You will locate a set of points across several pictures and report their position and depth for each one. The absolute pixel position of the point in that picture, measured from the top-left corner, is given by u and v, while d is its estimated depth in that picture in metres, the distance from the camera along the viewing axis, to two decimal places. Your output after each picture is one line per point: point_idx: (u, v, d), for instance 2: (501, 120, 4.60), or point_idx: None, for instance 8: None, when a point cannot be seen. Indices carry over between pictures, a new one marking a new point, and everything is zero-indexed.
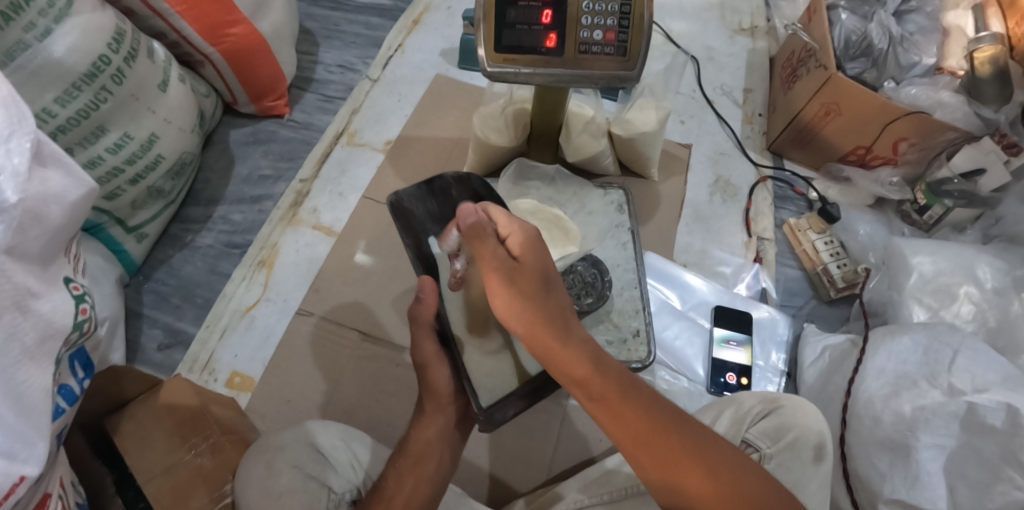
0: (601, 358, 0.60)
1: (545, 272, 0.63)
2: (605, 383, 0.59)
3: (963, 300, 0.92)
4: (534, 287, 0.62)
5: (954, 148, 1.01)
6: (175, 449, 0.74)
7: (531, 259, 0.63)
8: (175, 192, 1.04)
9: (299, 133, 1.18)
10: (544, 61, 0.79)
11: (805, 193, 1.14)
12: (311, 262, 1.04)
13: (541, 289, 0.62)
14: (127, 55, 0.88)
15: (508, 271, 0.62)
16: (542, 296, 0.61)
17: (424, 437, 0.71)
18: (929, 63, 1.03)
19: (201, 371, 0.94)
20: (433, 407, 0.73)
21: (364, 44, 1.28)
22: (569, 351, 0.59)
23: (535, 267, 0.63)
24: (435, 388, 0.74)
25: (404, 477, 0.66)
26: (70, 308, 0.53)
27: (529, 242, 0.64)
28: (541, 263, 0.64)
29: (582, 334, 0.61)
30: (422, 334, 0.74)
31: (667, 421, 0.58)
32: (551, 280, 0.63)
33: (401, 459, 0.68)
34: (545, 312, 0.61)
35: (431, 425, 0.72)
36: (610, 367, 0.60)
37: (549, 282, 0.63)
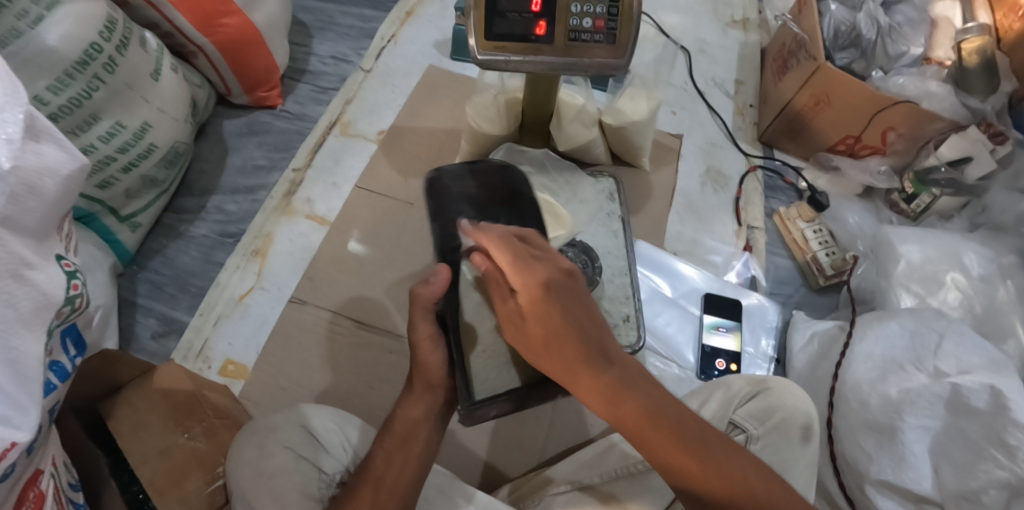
0: (624, 387, 0.59)
1: (550, 327, 0.59)
2: (630, 412, 0.58)
3: (950, 287, 0.93)
4: (540, 335, 0.59)
5: (941, 137, 1.02)
6: (170, 432, 0.74)
7: (533, 316, 0.59)
8: (168, 181, 1.05)
9: (293, 124, 1.18)
10: (535, 49, 0.80)
11: (795, 183, 1.15)
12: (305, 250, 1.05)
13: (550, 334, 0.59)
14: (119, 44, 0.89)
15: (517, 330, 0.62)
16: (548, 353, 0.60)
17: (410, 417, 0.69)
18: (917, 53, 1.04)
19: (195, 359, 0.95)
20: (419, 389, 0.71)
21: (357, 35, 1.29)
22: (586, 387, 0.59)
23: (539, 324, 0.59)
24: (423, 371, 0.71)
25: (390, 461, 0.65)
26: (62, 283, 0.53)
27: (532, 298, 0.59)
28: (549, 310, 0.59)
29: (603, 371, 0.59)
30: (419, 318, 0.70)
31: (692, 446, 0.58)
32: (555, 335, 0.59)
33: (389, 440, 0.67)
34: (555, 355, 0.59)
35: (416, 406, 0.70)
36: (635, 393, 0.59)
37: (552, 338, 0.59)
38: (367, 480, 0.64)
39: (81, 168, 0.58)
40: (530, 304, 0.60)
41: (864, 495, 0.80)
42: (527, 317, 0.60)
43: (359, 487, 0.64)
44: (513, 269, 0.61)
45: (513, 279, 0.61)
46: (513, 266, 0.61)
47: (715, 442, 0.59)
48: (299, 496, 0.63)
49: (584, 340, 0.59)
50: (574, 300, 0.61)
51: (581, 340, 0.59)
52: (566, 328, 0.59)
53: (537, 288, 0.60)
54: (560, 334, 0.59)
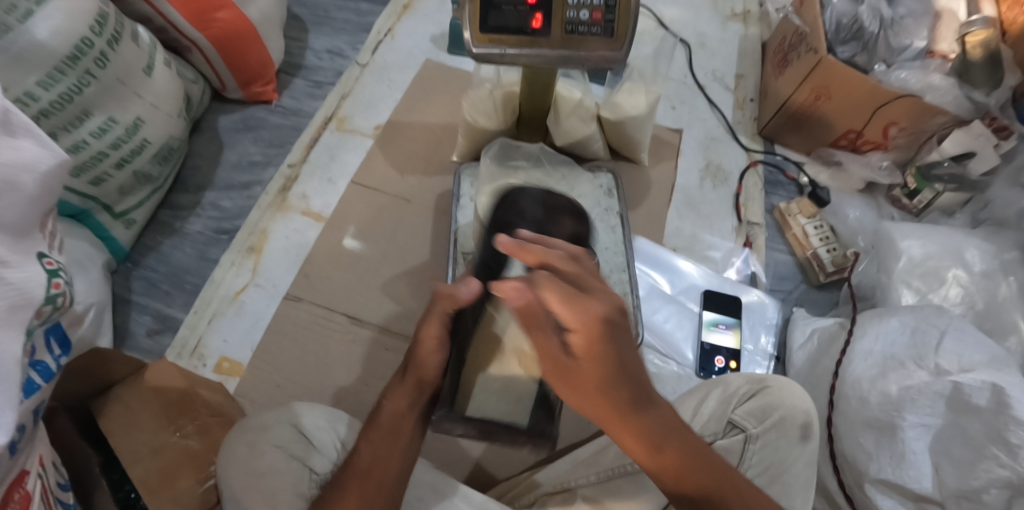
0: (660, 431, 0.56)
1: (601, 374, 0.52)
2: (661, 454, 0.56)
3: (951, 283, 0.92)
4: (588, 386, 0.53)
5: (944, 132, 1.01)
6: (162, 430, 0.74)
7: (585, 360, 0.52)
8: (163, 178, 1.04)
9: (288, 119, 1.17)
10: (531, 41, 0.79)
11: (796, 178, 1.14)
12: (301, 247, 1.04)
13: (599, 386, 0.53)
14: (111, 39, 0.88)
15: (561, 371, 0.53)
16: (594, 398, 0.53)
17: (395, 411, 0.67)
18: (920, 46, 1.01)
19: (190, 356, 0.94)
20: (406, 385, 0.69)
21: (353, 29, 1.28)
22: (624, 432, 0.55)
23: (590, 370, 0.52)
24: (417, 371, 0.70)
25: (375, 453, 0.64)
26: (42, 281, 0.52)
27: (590, 341, 0.51)
28: (601, 364, 0.52)
29: (644, 417, 0.55)
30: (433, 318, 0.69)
31: (716, 490, 0.57)
32: (607, 386, 0.53)
33: (374, 431, 0.65)
34: (602, 404, 0.54)
35: (402, 401, 0.68)
36: (669, 436, 0.57)
37: (602, 385, 0.52)
38: (353, 472, 0.62)
39: (61, 166, 0.56)
40: (586, 348, 0.51)
41: (863, 493, 0.79)
42: (578, 360, 0.52)
43: (345, 479, 0.62)
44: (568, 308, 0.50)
45: (568, 316, 0.50)
46: (568, 303, 0.50)
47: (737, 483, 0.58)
48: (289, 497, 0.62)
49: (630, 388, 0.54)
50: (629, 342, 0.53)
51: (629, 388, 0.54)
52: (618, 379, 0.53)
53: (597, 332, 0.51)
54: (612, 385, 0.53)
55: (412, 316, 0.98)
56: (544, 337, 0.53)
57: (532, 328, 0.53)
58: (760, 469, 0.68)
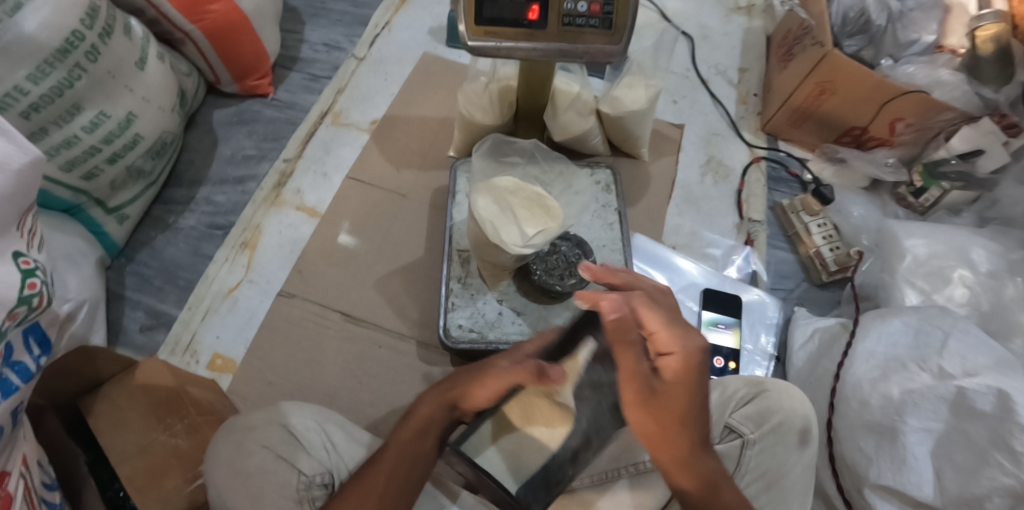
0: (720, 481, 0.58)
1: (688, 406, 0.56)
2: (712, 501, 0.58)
3: (956, 284, 0.90)
4: (670, 415, 0.56)
5: (952, 129, 0.99)
6: (151, 429, 0.73)
7: (674, 388, 0.56)
8: (156, 172, 1.03)
9: (283, 112, 1.16)
10: (526, 34, 0.77)
11: (799, 175, 1.12)
12: (295, 243, 1.02)
13: (681, 419, 0.56)
14: (102, 32, 0.86)
15: (648, 399, 0.56)
16: (672, 432, 0.56)
17: (422, 417, 0.66)
18: (929, 40, 1.00)
19: (182, 353, 0.93)
20: (440, 389, 0.68)
21: (350, 21, 1.26)
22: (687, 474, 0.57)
23: (676, 400, 0.56)
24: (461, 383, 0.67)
25: (396, 454, 0.64)
26: (14, 283, 0.53)
27: (684, 367, 0.56)
28: (688, 394, 0.56)
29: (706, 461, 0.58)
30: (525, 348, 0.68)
31: None
32: (688, 418, 0.56)
33: (398, 434, 0.65)
34: (677, 437, 0.56)
35: (431, 405, 0.67)
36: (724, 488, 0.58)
37: (684, 418, 0.56)
38: (371, 472, 0.63)
39: (36, 164, 0.57)
40: (678, 375, 0.56)
41: (863, 498, 0.78)
42: (667, 388, 0.56)
43: (361, 479, 0.62)
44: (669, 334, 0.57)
45: (666, 341, 0.57)
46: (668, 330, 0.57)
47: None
48: (276, 499, 0.62)
49: (704, 430, 0.57)
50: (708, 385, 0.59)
51: (703, 432, 0.57)
52: (698, 414, 0.56)
53: (690, 362, 0.56)
54: (693, 419, 0.56)
55: (407, 313, 0.97)
56: (636, 357, 0.56)
57: (624, 347, 0.56)
58: (757, 474, 0.67)
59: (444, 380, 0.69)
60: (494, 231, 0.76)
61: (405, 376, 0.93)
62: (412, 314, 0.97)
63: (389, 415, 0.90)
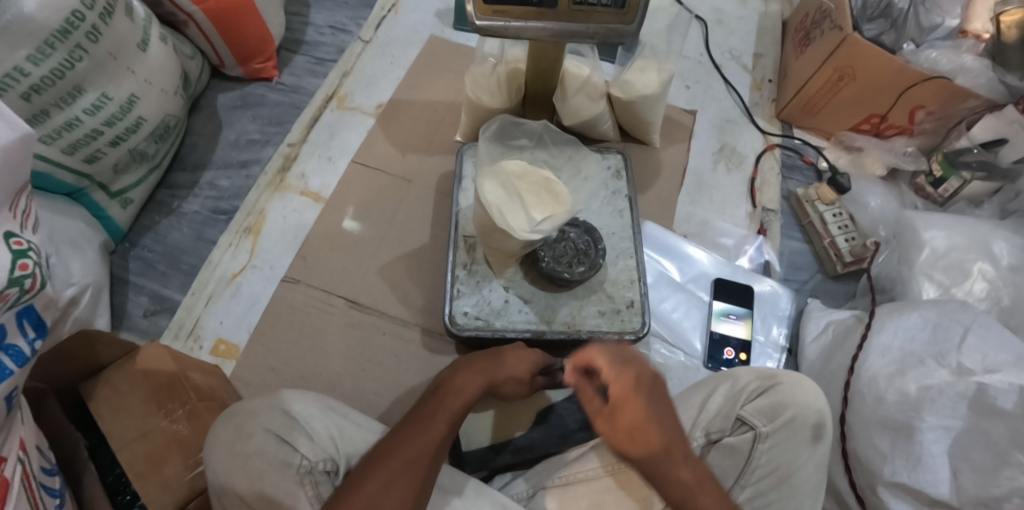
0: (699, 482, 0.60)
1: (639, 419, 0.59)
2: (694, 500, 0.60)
3: (976, 277, 0.88)
4: (631, 431, 0.58)
5: (974, 117, 0.96)
6: (151, 415, 0.72)
7: (622, 407, 0.59)
8: (159, 156, 1.02)
9: (288, 97, 1.14)
10: (536, 13, 0.74)
11: (815, 163, 1.09)
12: (298, 228, 1.01)
13: (642, 432, 0.58)
14: (103, 12, 0.84)
15: (606, 424, 0.60)
16: (638, 444, 0.59)
17: (467, 390, 0.68)
18: (952, 25, 0.95)
19: (186, 338, 0.92)
20: (480, 365, 0.71)
21: (356, 4, 1.25)
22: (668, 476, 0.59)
23: (631, 415, 0.59)
24: (505, 367, 0.72)
25: (446, 420, 0.65)
26: (4, 264, 0.52)
27: (624, 388, 0.59)
28: (641, 410, 0.59)
29: (678, 463, 0.60)
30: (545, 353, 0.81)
31: None
32: (647, 431, 0.58)
33: (446, 403, 0.66)
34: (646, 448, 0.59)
35: (477, 381, 0.69)
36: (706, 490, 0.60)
37: (642, 432, 0.58)
38: (422, 432, 0.63)
39: (26, 141, 0.56)
40: (624, 399, 0.59)
41: (876, 495, 0.76)
42: (619, 410, 0.59)
43: (413, 437, 0.62)
44: (608, 365, 0.61)
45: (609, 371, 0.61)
46: (607, 362, 0.61)
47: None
48: (276, 480, 0.60)
49: (664, 435, 0.59)
50: (664, 403, 0.61)
51: (667, 440, 0.59)
52: (657, 426, 0.59)
53: (628, 383, 0.60)
54: (652, 430, 0.58)
55: (411, 300, 0.96)
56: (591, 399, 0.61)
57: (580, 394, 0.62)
58: (768, 469, 0.65)
59: (482, 355, 0.73)
60: (501, 218, 0.74)
61: (410, 362, 0.92)
62: (416, 301, 0.96)
63: (395, 403, 0.89)
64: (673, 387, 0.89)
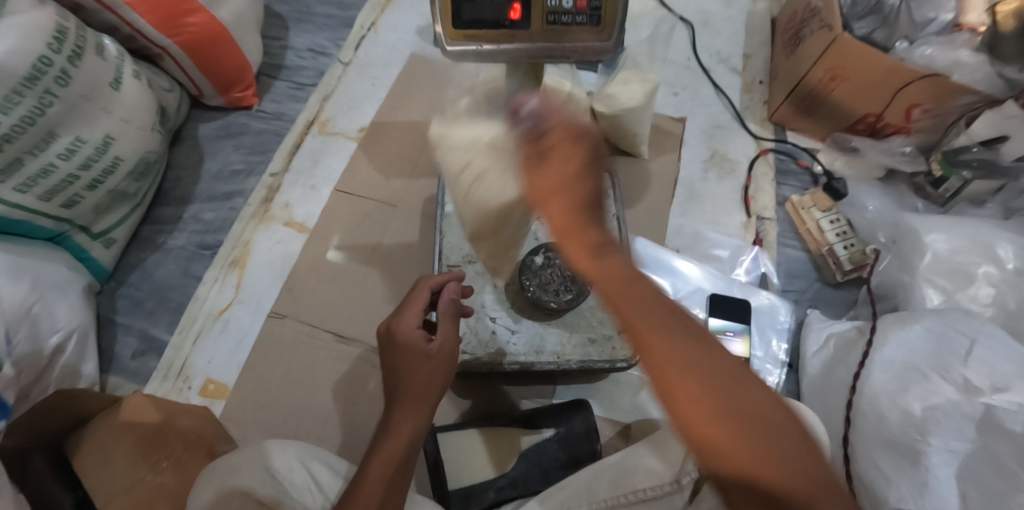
0: (689, 349, 0.49)
1: (578, 199, 0.54)
2: (689, 397, 0.47)
3: (981, 282, 0.85)
4: (551, 181, 0.56)
5: (973, 114, 0.92)
6: (137, 467, 0.71)
7: (548, 171, 0.56)
8: (141, 194, 1.00)
9: (269, 124, 1.13)
10: (508, 35, 0.73)
11: (810, 167, 1.06)
12: (284, 259, 1.00)
13: (562, 181, 0.55)
14: (71, 55, 0.84)
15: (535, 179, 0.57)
16: (555, 193, 0.55)
17: (399, 446, 0.61)
18: (946, 19, 0.89)
19: (175, 378, 0.91)
20: (405, 410, 0.62)
21: (336, 25, 1.23)
22: (660, 350, 0.48)
23: (557, 164, 0.56)
24: (421, 394, 0.63)
25: (377, 483, 0.57)
26: None
27: (573, 150, 0.56)
28: (561, 162, 0.56)
29: (656, 314, 0.50)
30: (412, 311, 0.67)
31: (703, 384, 0.48)
32: (564, 182, 0.55)
33: (371, 466, 0.59)
34: (574, 198, 0.54)
35: (403, 432, 0.61)
36: (708, 366, 0.48)
37: (568, 182, 0.55)
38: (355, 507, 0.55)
39: None
40: (556, 148, 0.57)
41: None
42: (556, 182, 0.55)
43: None
44: (539, 123, 0.61)
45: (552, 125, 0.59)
46: (539, 117, 0.61)
47: (829, 499, 0.44)
48: None
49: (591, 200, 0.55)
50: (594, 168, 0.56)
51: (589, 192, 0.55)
52: (575, 177, 0.55)
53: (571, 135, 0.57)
54: (568, 187, 0.55)
55: None
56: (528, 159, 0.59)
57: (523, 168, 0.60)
58: None
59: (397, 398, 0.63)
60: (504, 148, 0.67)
61: None
62: None
63: None
64: None
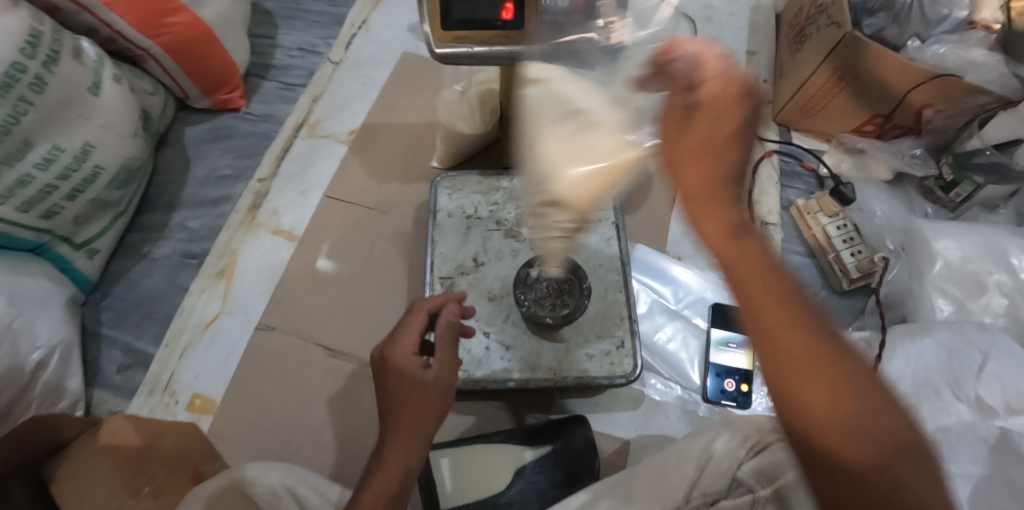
0: (828, 346, 0.44)
1: (722, 159, 0.48)
2: (830, 417, 0.42)
3: (993, 292, 0.82)
4: (697, 146, 0.48)
5: (987, 115, 0.89)
6: (117, 494, 0.68)
7: (694, 134, 0.48)
8: (125, 201, 0.97)
9: (258, 126, 1.09)
10: (501, 37, 0.69)
11: (815, 169, 1.03)
12: (273, 268, 0.97)
13: (714, 148, 0.47)
14: (47, 59, 0.81)
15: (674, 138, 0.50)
16: (699, 157, 0.48)
17: (391, 480, 0.58)
18: (960, 16, 0.87)
19: (161, 393, 0.88)
20: (398, 442, 0.60)
21: (327, 22, 1.19)
22: (792, 339, 0.44)
23: (710, 124, 0.48)
24: (414, 427, 0.60)
25: None
26: None
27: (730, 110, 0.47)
28: (712, 124, 0.48)
29: (792, 303, 0.45)
30: (408, 336, 0.65)
31: (852, 410, 0.42)
32: (717, 146, 0.47)
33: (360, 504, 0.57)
34: (727, 172, 0.47)
35: (395, 467, 0.59)
36: (852, 379, 0.43)
37: (723, 150, 0.47)
38: None
39: None
40: (713, 100, 0.48)
41: None
42: (698, 136, 0.48)
43: None
44: (687, 74, 0.50)
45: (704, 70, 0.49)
46: (689, 66, 0.50)
47: None
48: None
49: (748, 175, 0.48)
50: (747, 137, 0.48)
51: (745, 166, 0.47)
52: (731, 146, 0.47)
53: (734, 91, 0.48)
54: (720, 154, 0.47)
55: None
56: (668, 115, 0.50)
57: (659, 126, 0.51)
58: None
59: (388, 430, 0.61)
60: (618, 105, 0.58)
61: None
62: None
63: None
64: (672, 425, 0.84)
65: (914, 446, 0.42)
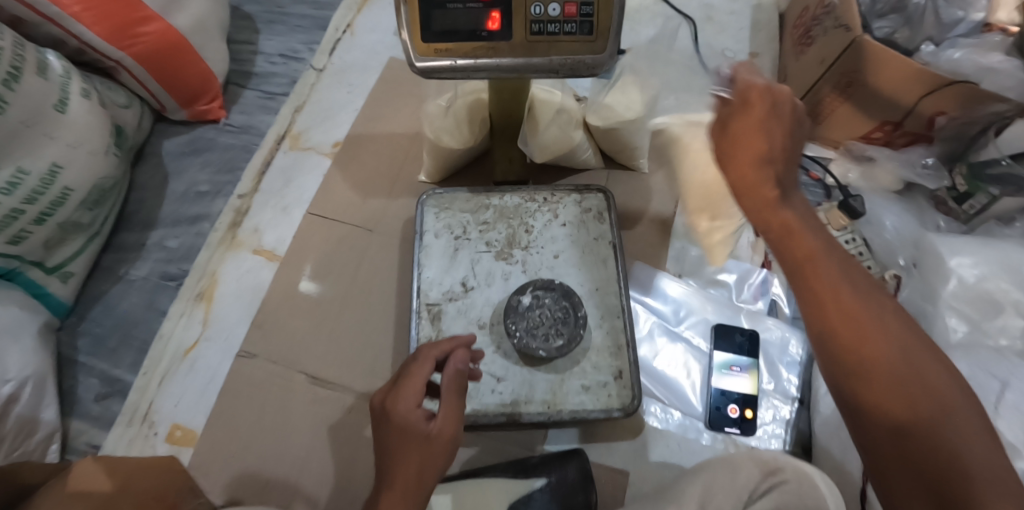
0: (861, 298, 0.50)
1: (758, 155, 0.52)
2: (864, 350, 0.49)
3: (1011, 313, 0.77)
4: (737, 140, 0.54)
5: (1002, 122, 0.83)
6: None
7: (737, 127, 0.54)
8: (99, 222, 0.93)
9: (238, 139, 1.05)
10: (488, 48, 0.64)
11: (822, 179, 0.97)
12: (255, 289, 0.93)
13: (752, 141, 0.53)
14: (8, 77, 0.76)
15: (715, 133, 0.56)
16: (736, 147, 0.54)
17: None
18: (976, 18, 0.84)
19: (140, 424, 0.84)
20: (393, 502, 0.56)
21: (310, 26, 1.14)
22: (832, 298, 0.50)
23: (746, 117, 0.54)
24: (408, 485, 0.56)
25: None
26: None
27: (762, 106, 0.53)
28: (749, 121, 0.53)
29: (830, 267, 0.51)
30: (410, 386, 0.59)
31: (877, 344, 0.49)
32: (753, 136, 0.53)
33: None
34: (767, 153, 0.52)
35: None
36: (883, 325, 0.49)
37: (756, 139, 0.53)
38: None
39: None
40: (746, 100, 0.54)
41: None
42: (740, 137, 0.54)
43: None
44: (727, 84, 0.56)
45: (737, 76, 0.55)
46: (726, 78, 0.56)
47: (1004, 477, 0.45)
48: None
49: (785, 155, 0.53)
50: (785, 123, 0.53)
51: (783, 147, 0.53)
52: (768, 135, 0.53)
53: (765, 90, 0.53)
54: (752, 142, 0.53)
55: (380, 370, 0.87)
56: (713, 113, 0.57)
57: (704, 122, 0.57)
58: None
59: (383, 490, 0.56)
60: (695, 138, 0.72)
61: None
62: (385, 369, 0.87)
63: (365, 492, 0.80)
64: (672, 453, 0.80)
65: (935, 381, 0.48)
